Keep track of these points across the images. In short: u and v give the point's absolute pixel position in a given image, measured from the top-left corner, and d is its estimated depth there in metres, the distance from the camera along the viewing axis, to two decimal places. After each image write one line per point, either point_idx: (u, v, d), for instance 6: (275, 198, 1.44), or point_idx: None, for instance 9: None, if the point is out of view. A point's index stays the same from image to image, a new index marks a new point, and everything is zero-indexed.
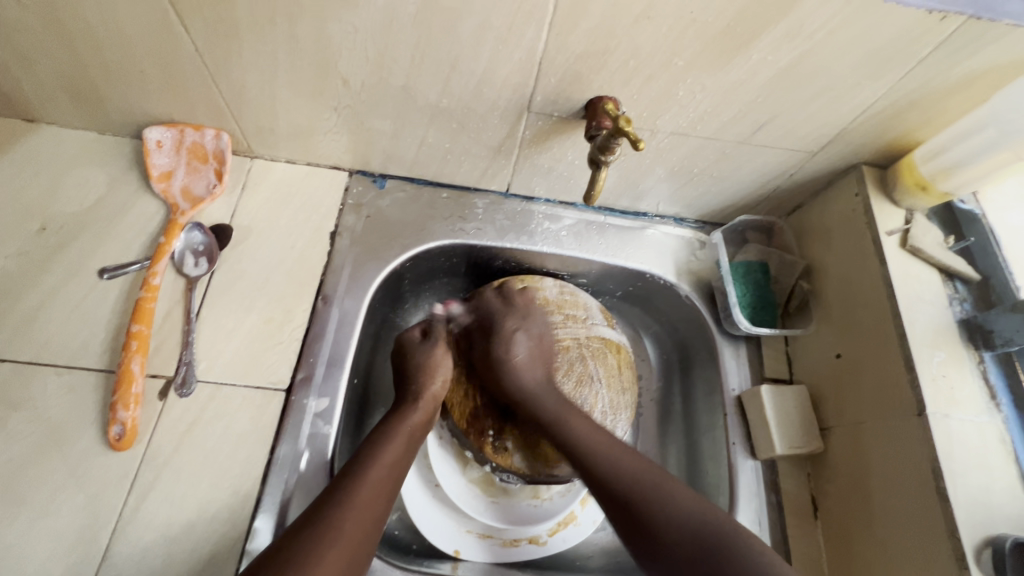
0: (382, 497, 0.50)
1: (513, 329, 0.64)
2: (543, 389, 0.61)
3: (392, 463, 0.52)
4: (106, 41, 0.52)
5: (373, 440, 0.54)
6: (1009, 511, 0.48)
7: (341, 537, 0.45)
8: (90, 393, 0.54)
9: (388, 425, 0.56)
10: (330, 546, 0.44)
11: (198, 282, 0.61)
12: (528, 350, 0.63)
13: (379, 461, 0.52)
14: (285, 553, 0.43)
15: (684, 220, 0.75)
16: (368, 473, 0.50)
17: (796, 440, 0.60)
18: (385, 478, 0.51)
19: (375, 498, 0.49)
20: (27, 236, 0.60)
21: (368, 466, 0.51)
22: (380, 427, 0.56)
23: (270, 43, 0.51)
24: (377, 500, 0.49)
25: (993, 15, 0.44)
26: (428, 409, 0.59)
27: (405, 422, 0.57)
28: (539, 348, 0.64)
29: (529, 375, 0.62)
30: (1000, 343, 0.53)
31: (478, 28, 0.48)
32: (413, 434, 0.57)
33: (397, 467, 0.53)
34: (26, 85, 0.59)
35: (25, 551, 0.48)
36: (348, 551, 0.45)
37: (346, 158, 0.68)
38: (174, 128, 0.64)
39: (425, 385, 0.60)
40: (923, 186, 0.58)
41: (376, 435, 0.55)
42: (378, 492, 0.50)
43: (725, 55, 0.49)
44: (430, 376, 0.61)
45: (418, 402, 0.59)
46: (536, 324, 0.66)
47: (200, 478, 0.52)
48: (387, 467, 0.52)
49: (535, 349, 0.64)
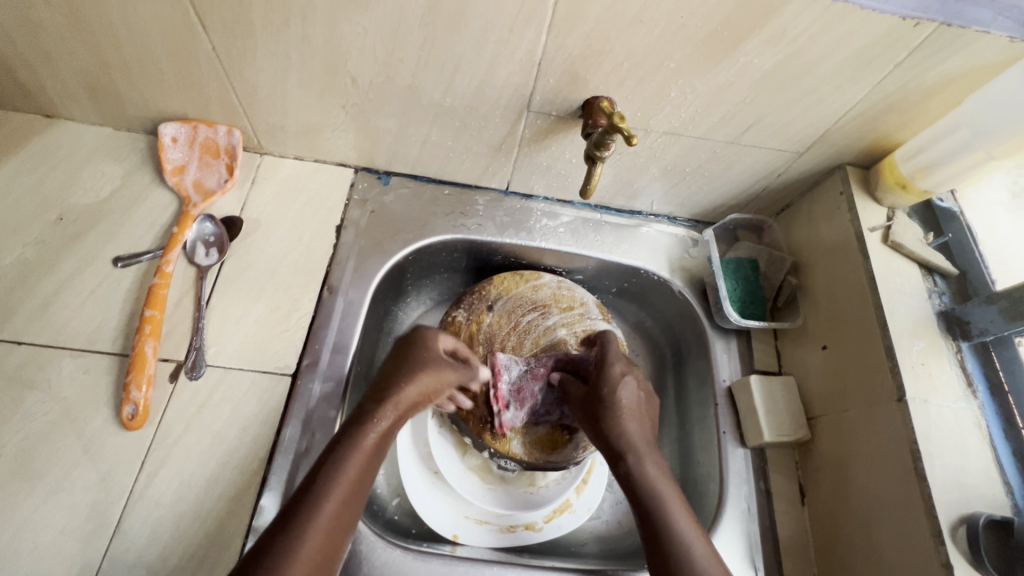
0: (335, 533, 0.47)
1: (620, 374, 0.61)
2: (636, 423, 0.59)
3: (346, 497, 0.49)
4: (127, 40, 0.55)
5: (326, 467, 0.49)
6: (983, 491, 0.50)
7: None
8: (104, 375, 0.56)
9: (346, 445, 0.51)
10: None
11: (208, 271, 0.63)
12: (632, 396, 0.60)
13: (332, 496, 0.48)
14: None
15: (677, 218, 0.78)
16: (320, 511, 0.47)
17: (784, 429, 0.62)
18: (343, 511, 0.48)
19: (327, 539, 0.46)
20: (45, 226, 0.63)
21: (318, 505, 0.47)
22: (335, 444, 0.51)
23: (283, 43, 0.54)
24: (335, 530, 0.47)
25: (962, 22, 0.47)
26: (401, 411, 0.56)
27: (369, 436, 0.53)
28: (644, 397, 0.62)
29: (629, 423, 0.58)
30: (976, 333, 0.56)
31: (480, 31, 0.51)
32: (376, 451, 0.53)
33: (356, 495, 0.50)
34: (48, 81, 0.62)
35: (39, 524, 0.49)
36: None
37: (352, 155, 0.70)
38: (189, 124, 0.66)
39: (405, 388, 0.57)
40: (903, 185, 0.61)
41: (330, 457, 0.50)
42: (330, 531, 0.47)
43: (714, 59, 0.52)
44: (409, 378, 0.58)
45: (385, 408, 0.55)
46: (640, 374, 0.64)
47: (208, 457, 0.54)
48: (344, 493, 0.49)
49: (638, 397, 0.61)
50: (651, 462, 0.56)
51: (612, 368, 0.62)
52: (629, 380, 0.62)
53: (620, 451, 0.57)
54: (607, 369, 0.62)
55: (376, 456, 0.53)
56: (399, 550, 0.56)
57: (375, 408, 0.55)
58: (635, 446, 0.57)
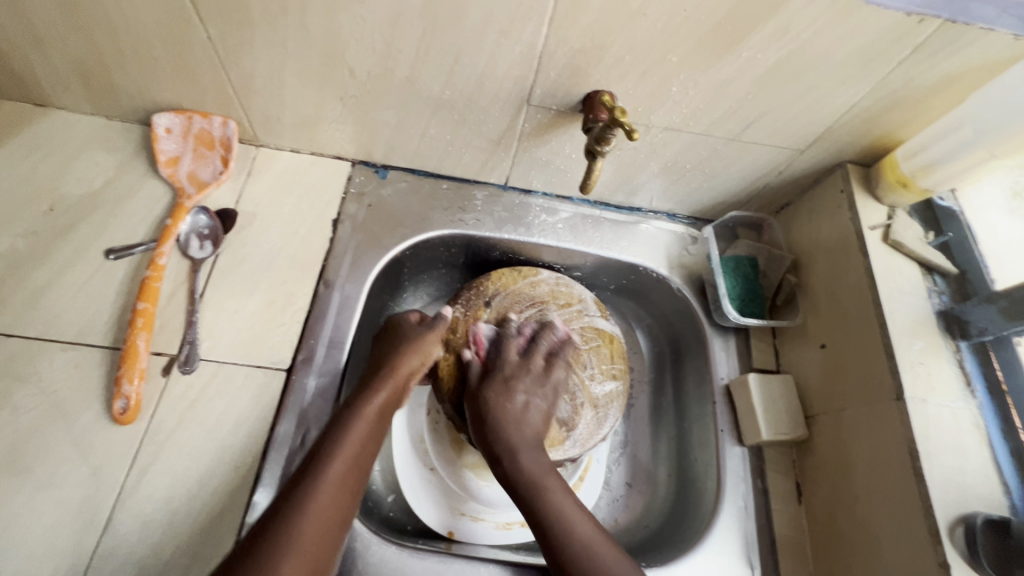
0: (345, 491, 0.49)
1: (514, 380, 0.63)
2: (533, 448, 0.59)
3: (352, 457, 0.51)
4: (121, 28, 0.54)
5: (331, 434, 0.52)
6: (981, 491, 0.50)
7: (303, 540, 0.45)
8: (95, 368, 0.55)
9: (348, 415, 0.54)
10: (290, 554, 0.44)
11: (202, 264, 0.62)
12: (530, 404, 0.62)
13: (338, 457, 0.50)
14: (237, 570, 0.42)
15: (676, 216, 0.78)
16: (327, 474, 0.49)
17: (782, 427, 0.62)
18: (348, 475, 0.50)
19: (338, 497, 0.49)
20: (36, 217, 0.62)
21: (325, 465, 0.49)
22: (338, 415, 0.54)
23: (280, 32, 0.53)
24: (341, 495, 0.49)
25: (967, 19, 0.46)
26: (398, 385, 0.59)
27: (369, 403, 0.56)
28: (541, 406, 0.63)
29: (522, 428, 0.60)
30: (975, 332, 0.55)
31: (480, 23, 0.50)
32: (378, 418, 0.56)
33: (360, 460, 0.52)
34: (39, 69, 0.60)
35: (29, 519, 0.49)
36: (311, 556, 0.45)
37: (350, 148, 0.70)
38: (183, 115, 0.65)
39: (401, 362, 0.60)
40: (904, 183, 0.61)
41: (335, 425, 0.53)
42: (338, 493, 0.49)
43: (716, 54, 0.51)
44: (400, 353, 0.61)
45: (383, 382, 0.58)
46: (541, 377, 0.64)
47: (201, 452, 0.53)
48: (348, 460, 0.51)
49: (535, 405, 0.62)
50: (567, 499, 0.55)
51: (504, 372, 0.63)
52: (523, 385, 0.63)
53: (528, 488, 0.56)
54: (495, 379, 0.63)
55: (378, 423, 0.56)
56: (395, 547, 0.55)
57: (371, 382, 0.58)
58: (549, 485, 0.56)
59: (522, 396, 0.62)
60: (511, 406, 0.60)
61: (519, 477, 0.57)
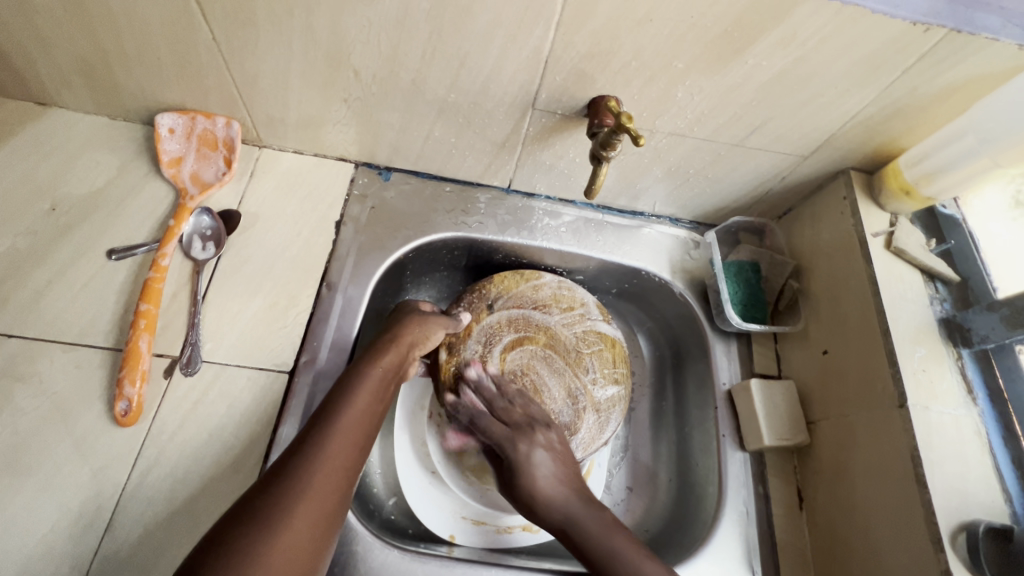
0: (356, 444, 0.49)
1: (527, 449, 0.60)
2: (583, 506, 0.57)
3: (362, 414, 0.51)
4: (125, 28, 0.54)
5: (339, 392, 0.52)
6: (983, 498, 0.50)
7: (312, 485, 0.44)
8: (97, 369, 0.55)
9: (356, 374, 0.54)
10: (300, 499, 0.43)
11: (205, 265, 0.62)
12: (551, 462, 0.60)
13: (348, 412, 0.50)
14: (250, 515, 0.41)
15: (679, 220, 0.78)
16: (337, 426, 0.49)
17: (784, 433, 0.62)
18: (356, 428, 0.50)
19: (348, 448, 0.48)
20: (37, 216, 0.61)
21: (336, 417, 0.49)
22: (347, 374, 0.54)
23: (286, 34, 0.53)
24: (350, 447, 0.49)
25: (972, 28, 0.47)
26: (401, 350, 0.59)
27: (377, 364, 0.56)
28: (560, 451, 0.61)
29: (556, 488, 0.58)
30: (978, 340, 0.56)
31: (487, 27, 0.50)
32: (386, 379, 0.56)
33: (369, 418, 0.52)
34: (42, 68, 0.60)
35: (29, 521, 0.48)
36: (321, 503, 0.44)
37: (353, 149, 0.69)
38: (186, 115, 0.65)
39: (405, 331, 0.61)
40: (907, 191, 0.61)
41: (344, 385, 0.53)
42: (347, 445, 0.48)
43: (722, 60, 0.51)
44: (404, 325, 0.61)
45: (389, 346, 0.58)
46: (546, 434, 0.62)
47: (203, 454, 0.53)
48: (358, 416, 0.51)
49: (556, 457, 0.60)
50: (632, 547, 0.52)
51: (512, 451, 0.60)
52: (535, 452, 0.60)
53: (601, 558, 0.52)
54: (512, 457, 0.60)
55: (386, 384, 0.56)
56: (397, 552, 0.55)
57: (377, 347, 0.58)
58: (618, 546, 0.52)
59: (545, 464, 0.59)
60: (543, 480, 0.58)
61: (587, 546, 0.53)
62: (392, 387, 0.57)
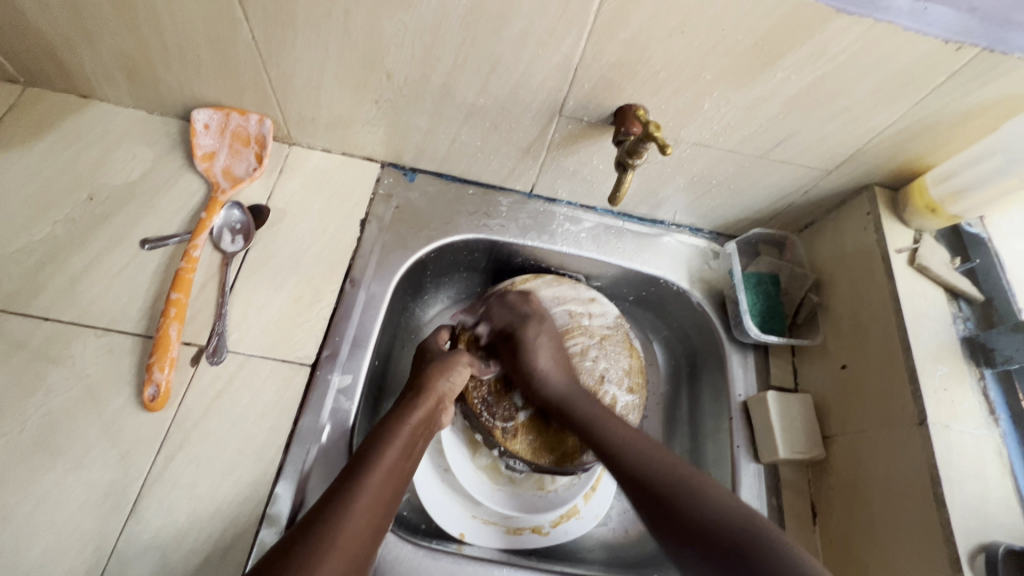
0: (382, 502, 0.50)
1: (534, 335, 0.67)
2: (577, 394, 0.64)
3: (389, 472, 0.51)
4: (169, 25, 0.55)
5: (371, 445, 0.53)
6: (1003, 520, 0.50)
7: (338, 543, 0.45)
8: (126, 355, 0.57)
9: (387, 428, 0.56)
10: (327, 556, 0.44)
11: (233, 258, 0.64)
12: (552, 356, 0.66)
13: (380, 469, 0.51)
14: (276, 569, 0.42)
15: (699, 230, 0.78)
16: (367, 483, 0.49)
17: (800, 447, 0.62)
18: (386, 485, 0.51)
19: (374, 508, 0.49)
20: (75, 205, 0.64)
21: (367, 475, 0.50)
22: (380, 427, 0.56)
23: (324, 36, 0.55)
24: (377, 505, 0.49)
25: (1005, 48, 0.46)
26: (430, 408, 0.60)
27: (407, 421, 0.57)
28: (559, 349, 0.67)
29: (554, 376, 0.65)
30: (1000, 360, 0.56)
31: (520, 34, 0.51)
32: (415, 434, 0.57)
33: (397, 478, 0.52)
34: (86, 62, 0.62)
35: (59, 499, 0.50)
36: (345, 564, 0.45)
37: (380, 150, 0.71)
38: (221, 112, 0.67)
39: (437, 380, 0.62)
40: (933, 209, 0.61)
41: (374, 441, 0.54)
42: (375, 503, 0.49)
43: (752, 72, 0.52)
44: (433, 373, 0.62)
45: (420, 400, 0.59)
46: (553, 325, 0.69)
47: (226, 442, 0.54)
48: (386, 474, 0.51)
49: (557, 355, 0.67)
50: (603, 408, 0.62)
51: (526, 333, 0.67)
52: (542, 340, 0.67)
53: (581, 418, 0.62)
54: (522, 337, 0.67)
55: (415, 440, 0.57)
56: (410, 546, 0.56)
57: (410, 400, 0.60)
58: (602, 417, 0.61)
59: (550, 354, 0.66)
60: (552, 366, 0.65)
61: (575, 411, 0.62)
62: (420, 443, 0.58)
